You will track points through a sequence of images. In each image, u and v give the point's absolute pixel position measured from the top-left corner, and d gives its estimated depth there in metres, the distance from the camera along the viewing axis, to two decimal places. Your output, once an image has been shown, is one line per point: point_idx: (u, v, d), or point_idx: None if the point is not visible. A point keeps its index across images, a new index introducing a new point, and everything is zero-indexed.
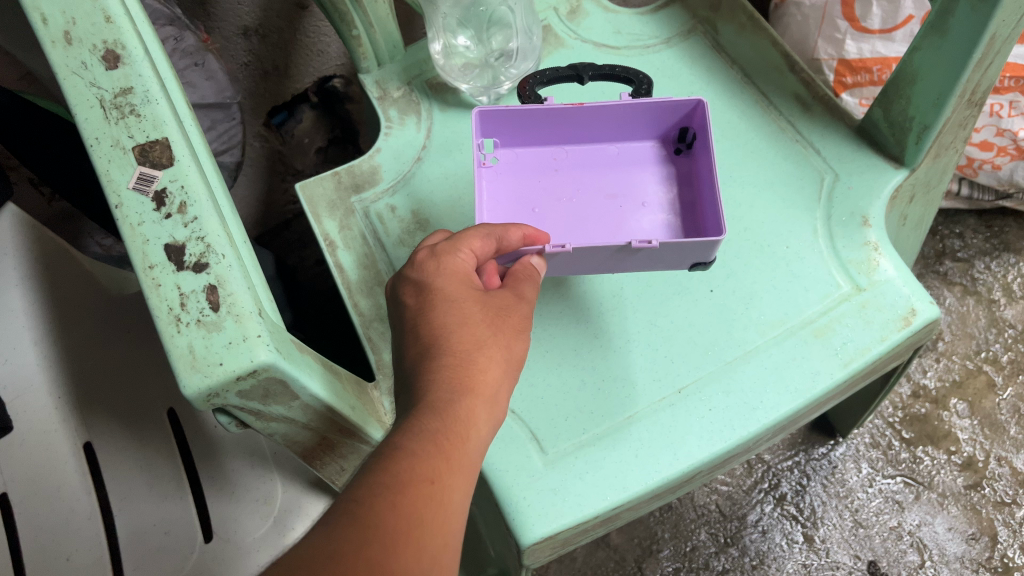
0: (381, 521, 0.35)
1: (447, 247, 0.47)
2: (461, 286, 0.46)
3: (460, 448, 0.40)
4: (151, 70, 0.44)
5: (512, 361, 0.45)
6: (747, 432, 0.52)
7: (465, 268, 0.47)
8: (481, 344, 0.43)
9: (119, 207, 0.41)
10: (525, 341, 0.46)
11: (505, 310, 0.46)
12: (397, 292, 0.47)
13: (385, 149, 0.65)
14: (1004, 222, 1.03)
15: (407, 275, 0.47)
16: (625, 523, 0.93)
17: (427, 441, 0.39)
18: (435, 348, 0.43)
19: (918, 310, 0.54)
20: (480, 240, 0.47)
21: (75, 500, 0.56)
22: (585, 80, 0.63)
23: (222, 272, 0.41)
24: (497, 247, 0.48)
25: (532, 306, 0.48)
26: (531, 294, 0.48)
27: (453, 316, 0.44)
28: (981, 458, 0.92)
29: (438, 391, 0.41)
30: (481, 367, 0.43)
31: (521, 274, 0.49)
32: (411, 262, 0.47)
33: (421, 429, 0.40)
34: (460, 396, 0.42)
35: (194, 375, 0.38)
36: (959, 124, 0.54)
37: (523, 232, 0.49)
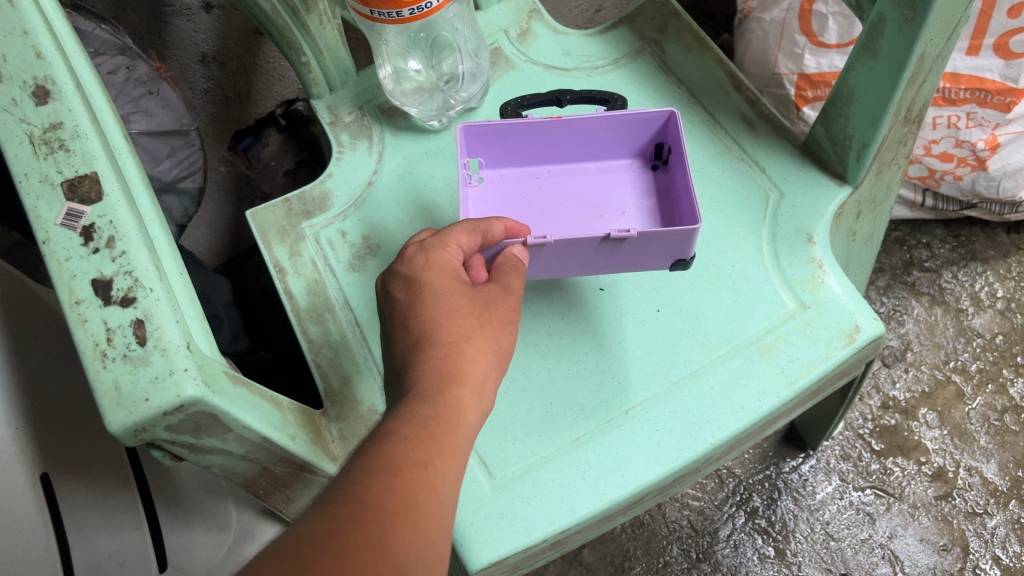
0: (380, 501, 0.35)
1: (436, 243, 0.47)
2: (450, 281, 0.46)
3: (452, 436, 0.40)
4: (81, 106, 0.45)
5: (500, 353, 0.45)
6: (695, 452, 0.52)
7: (452, 262, 0.47)
8: (469, 335, 0.44)
9: (47, 243, 0.41)
10: (512, 333, 0.46)
11: (492, 302, 0.46)
12: (388, 288, 0.47)
13: (336, 174, 0.65)
14: (970, 231, 1.04)
15: (397, 271, 0.47)
16: (597, 541, 0.93)
17: (421, 425, 0.39)
18: (427, 340, 0.44)
19: (862, 327, 0.54)
20: (466, 235, 0.48)
21: (32, 531, 0.54)
22: (564, 105, 0.62)
23: (150, 306, 0.41)
24: (481, 243, 0.49)
25: (520, 297, 0.47)
26: (517, 286, 0.47)
27: (442, 309, 0.44)
28: (951, 469, 0.92)
29: (428, 380, 0.42)
30: (470, 358, 0.43)
31: (508, 266, 0.48)
32: (401, 259, 0.48)
33: (413, 416, 0.40)
34: (449, 384, 0.42)
35: (119, 411, 0.38)
36: (899, 141, 0.55)
37: (505, 224, 0.50)
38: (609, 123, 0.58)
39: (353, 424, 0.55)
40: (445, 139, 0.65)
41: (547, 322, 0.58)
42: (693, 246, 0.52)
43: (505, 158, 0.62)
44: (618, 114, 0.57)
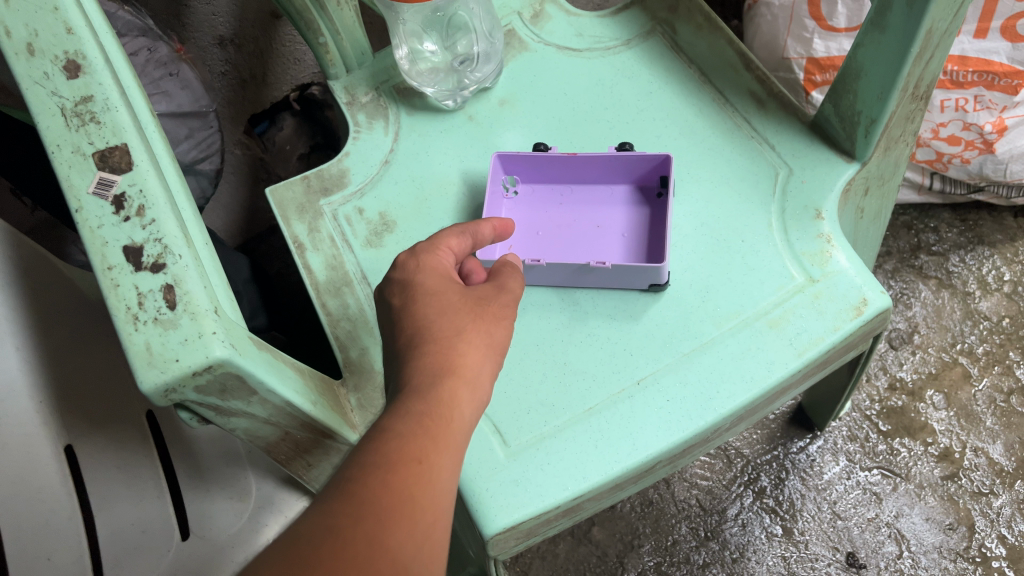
0: (374, 499, 0.36)
1: (427, 248, 0.49)
2: (441, 280, 0.47)
3: (447, 428, 0.41)
4: (111, 79, 0.46)
5: (494, 346, 0.46)
6: (703, 421, 0.53)
7: (448, 266, 0.50)
8: (461, 331, 0.45)
9: (80, 211, 0.43)
10: (506, 328, 0.47)
11: (484, 299, 0.48)
12: (383, 294, 0.49)
13: (353, 153, 0.66)
14: (978, 216, 1.05)
15: (391, 277, 0.48)
16: (607, 519, 0.94)
17: (414, 420, 0.40)
18: (422, 337, 0.45)
19: (869, 300, 0.55)
20: (456, 237, 0.51)
21: (55, 501, 0.56)
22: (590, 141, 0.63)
23: (179, 272, 0.42)
24: (472, 242, 0.52)
25: (516, 296, 0.49)
26: (515, 285, 0.50)
27: (433, 309, 0.46)
28: (957, 449, 0.93)
29: (421, 375, 0.43)
30: (463, 352, 0.44)
31: (504, 269, 0.51)
32: (394, 266, 0.49)
33: (407, 412, 0.41)
34: (443, 377, 0.43)
35: (151, 371, 0.40)
36: (906, 118, 0.56)
37: (491, 225, 0.53)
38: (619, 163, 0.61)
39: (371, 393, 0.57)
40: (459, 118, 0.67)
41: (561, 295, 0.59)
42: (666, 274, 0.56)
43: (525, 182, 0.64)
44: (627, 155, 0.59)
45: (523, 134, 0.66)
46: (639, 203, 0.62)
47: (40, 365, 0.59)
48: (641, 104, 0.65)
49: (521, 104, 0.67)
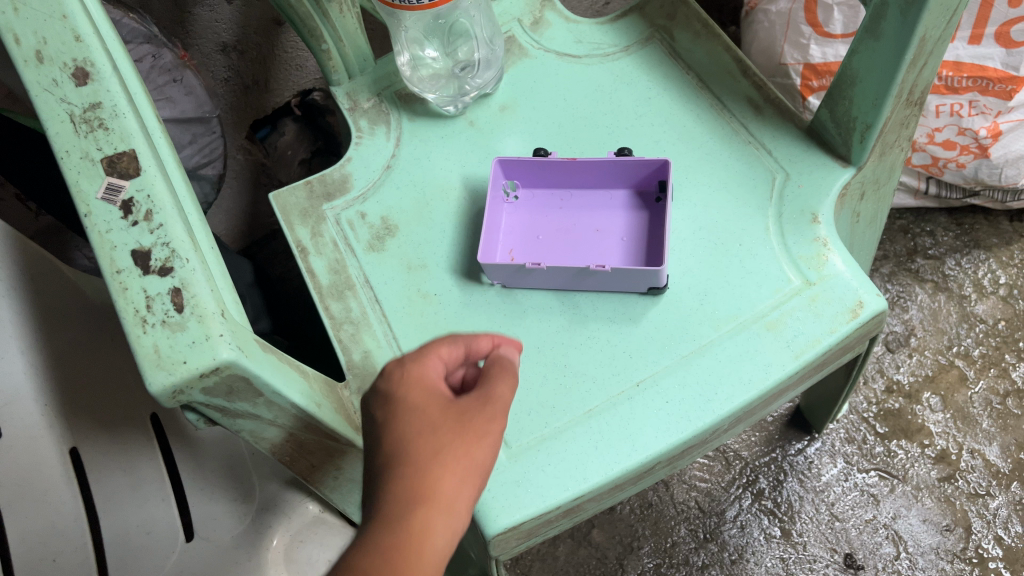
0: None
1: (413, 361, 0.44)
2: (424, 397, 0.42)
3: (417, 569, 0.36)
4: (119, 86, 0.47)
5: (481, 469, 0.40)
6: (702, 422, 0.54)
7: (438, 375, 0.44)
8: (441, 451, 0.39)
9: (89, 216, 0.44)
10: (498, 445, 0.41)
11: (473, 414, 0.41)
12: (366, 409, 0.43)
13: (356, 158, 0.67)
14: (974, 220, 1.06)
15: (372, 390, 0.43)
16: (607, 521, 0.95)
17: (376, 562, 0.35)
18: (399, 458, 0.39)
19: (865, 302, 0.55)
20: (448, 348, 0.46)
21: (61, 502, 0.57)
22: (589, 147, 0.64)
23: (186, 275, 0.43)
24: (465, 353, 0.47)
25: (507, 410, 0.43)
26: (508, 396, 0.43)
27: (412, 428, 0.40)
28: (954, 451, 0.94)
29: (394, 501, 0.38)
30: (442, 473, 0.39)
31: (498, 373, 0.44)
32: (377, 380, 0.44)
33: (372, 551, 0.36)
34: (419, 503, 0.37)
35: (159, 373, 0.41)
36: (901, 124, 0.57)
37: (493, 340, 0.48)
38: (619, 169, 0.61)
39: None
40: (460, 124, 0.68)
41: (561, 298, 0.60)
42: (665, 277, 0.57)
43: (526, 187, 0.65)
44: (625, 160, 0.60)
45: (524, 139, 0.67)
46: (638, 208, 0.63)
47: (47, 367, 0.60)
48: (640, 110, 0.66)
49: (521, 110, 0.68)
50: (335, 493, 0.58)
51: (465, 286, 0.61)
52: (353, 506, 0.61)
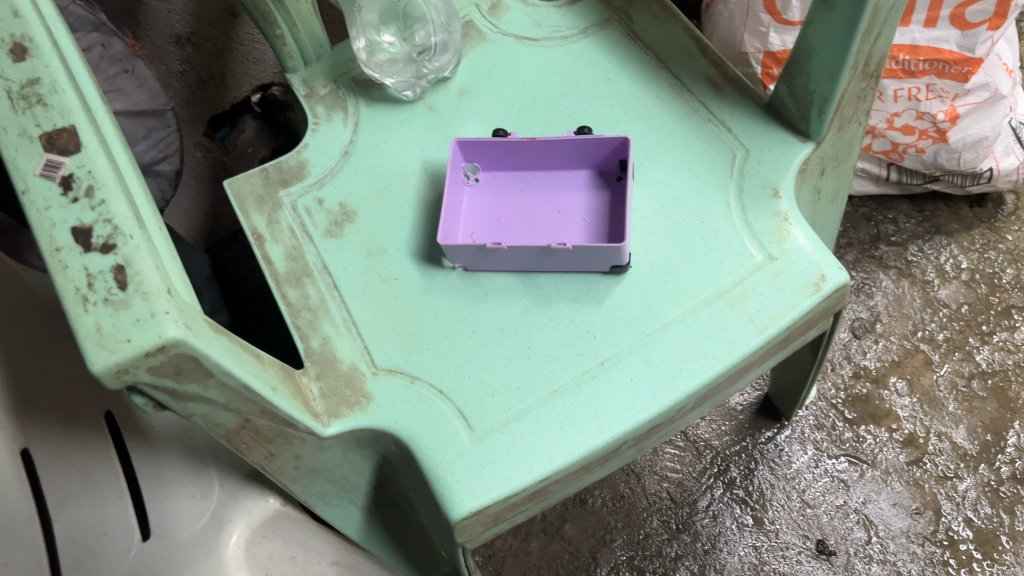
0: None
1: None
2: None
3: None
4: (58, 62, 0.45)
5: None
6: (667, 400, 0.53)
7: None
8: None
9: (26, 193, 0.42)
10: None
11: None
12: None
13: (312, 145, 0.66)
14: (934, 206, 1.07)
15: None
16: (579, 514, 0.95)
17: None
18: None
19: (827, 276, 0.55)
20: None
21: (12, 506, 0.53)
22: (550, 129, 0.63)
23: (130, 252, 0.41)
24: None
25: None
26: None
27: None
28: (921, 435, 0.94)
29: None
30: None
31: None
32: None
33: None
34: None
35: (102, 351, 0.39)
36: (858, 96, 0.57)
37: None
38: (579, 147, 0.61)
39: (334, 381, 0.56)
40: (419, 109, 0.67)
41: (523, 279, 0.59)
42: (628, 255, 0.56)
43: (486, 170, 0.64)
44: (584, 138, 0.60)
45: (483, 122, 0.66)
46: (599, 187, 0.62)
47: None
48: (599, 91, 0.66)
49: (480, 93, 0.67)
50: (295, 484, 0.57)
51: (425, 270, 0.60)
52: (314, 498, 0.60)
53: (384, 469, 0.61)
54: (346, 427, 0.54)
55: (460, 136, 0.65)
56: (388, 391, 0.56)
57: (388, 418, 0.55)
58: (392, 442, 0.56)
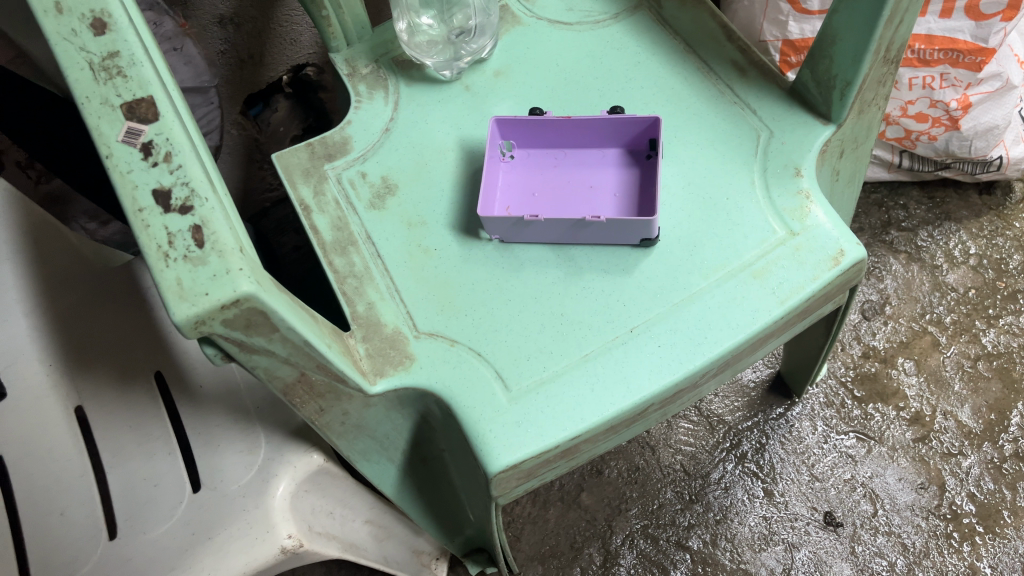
0: None
1: None
2: None
3: None
4: (135, 36, 0.48)
5: None
6: (693, 364, 0.56)
7: None
8: None
9: (110, 157, 0.45)
10: None
11: None
12: None
13: (355, 121, 0.70)
14: (944, 193, 1.10)
15: None
16: (595, 485, 0.98)
17: None
18: None
19: (845, 251, 0.58)
20: None
21: (67, 459, 0.62)
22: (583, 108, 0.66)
23: (206, 214, 0.44)
24: None
25: None
26: None
27: None
28: (928, 413, 0.98)
29: None
30: None
31: None
32: None
33: None
34: None
35: (182, 303, 0.42)
36: (878, 81, 0.60)
37: None
38: (611, 126, 0.64)
39: (379, 342, 0.60)
40: (456, 89, 0.70)
41: (557, 251, 0.62)
42: (657, 228, 0.59)
43: (521, 147, 0.68)
44: (617, 117, 0.63)
45: (518, 102, 0.69)
46: (629, 164, 0.65)
47: (40, 334, 0.65)
48: (630, 74, 0.69)
49: (514, 75, 0.71)
50: (341, 440, 0.60)
51: (463, 242, 0.64)
52: (357, 454, 0.63)
53: (423, 428, 0.64)
54: (391, 384, 0.58)
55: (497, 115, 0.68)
56: (430, 353, 0.59)
57: (430, 379, 0.58)
58: (433, 401, 0.59)
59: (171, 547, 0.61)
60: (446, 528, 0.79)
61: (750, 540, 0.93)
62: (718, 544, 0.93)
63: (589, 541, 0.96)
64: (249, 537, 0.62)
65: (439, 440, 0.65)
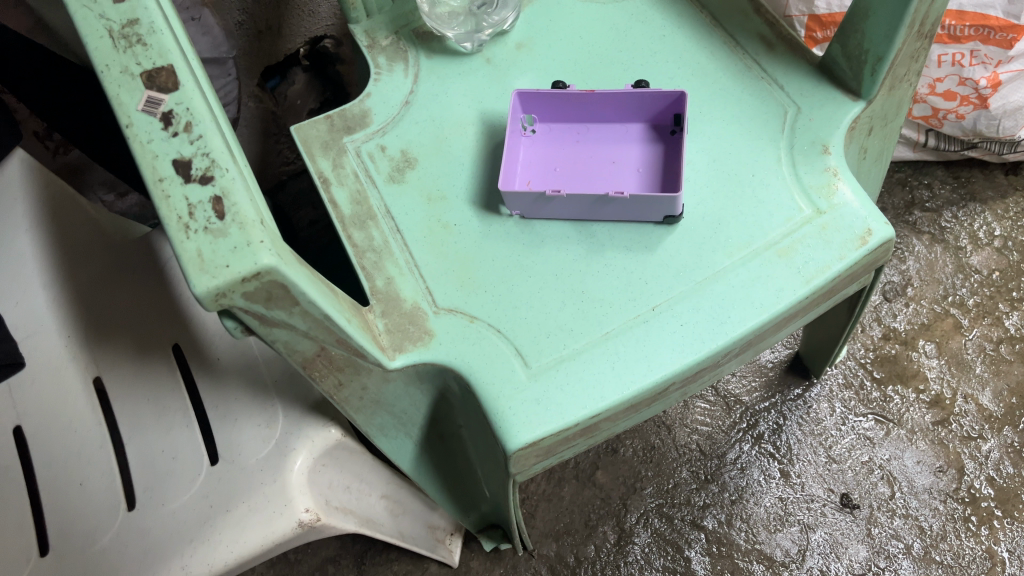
0: None
1: None
2: None
3: None
4: (156, 3, 0.47)
5: None
6: (716, 344, 0.55)
7: None
8: None
9: (130, 127, 0.44)
10: None
11: None
12: None
13: (375, 94, 0.69)
14: (970, 173, 1.09)
15: None
16: (610, 463, 0.98)
17: None
18: None
19: (873, 230, 0.57)
20: None
21: (87, 431, 0.65)
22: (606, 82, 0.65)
23: (226, 184, 0.44)
24: None
25: None
26: None
27: None
28: (948, 396, 0.97)
29: None
30: None
31: None
32: None
33: None
34: None
35: (202, 276, 0.42)
36: (911, 56, 0.59)
37: None
38: (636, 100, 0.63)
39: (398, 318, 0.59)
40: (477, 61, 0.69)
41: (578, 228, 0.61)
42: (681, 205, 0.58)
43: (543, 121, 0.67)
44: (641, 91, 0.62)
45: (540, 75, 0.68)
46: (653, 140, 0.64)
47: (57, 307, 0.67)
48: (655, 47, 0.68)
49: (537, 47, 0.69)
50: (358, 415, 0.60)
51: (483, 217, 0.63)
52: (375, 429, 0.63)
53: (441, 404, 0.64)
54: (410, 359, 0.58)
55: (518, 88, 0.67)
56: (449, 329, 0.59)
57: (450, 354, 0.58)
58: (452, 377, 0.59)
59: (190, 519, 0.61)
60: (462, 504, 0.79)
61: (765, 521, 0.93)
62: (733, 524, 0.93)
63: (604, 519, 0.96)
64: (267, 509, 0.61)
65: (458, 416, 0.64)
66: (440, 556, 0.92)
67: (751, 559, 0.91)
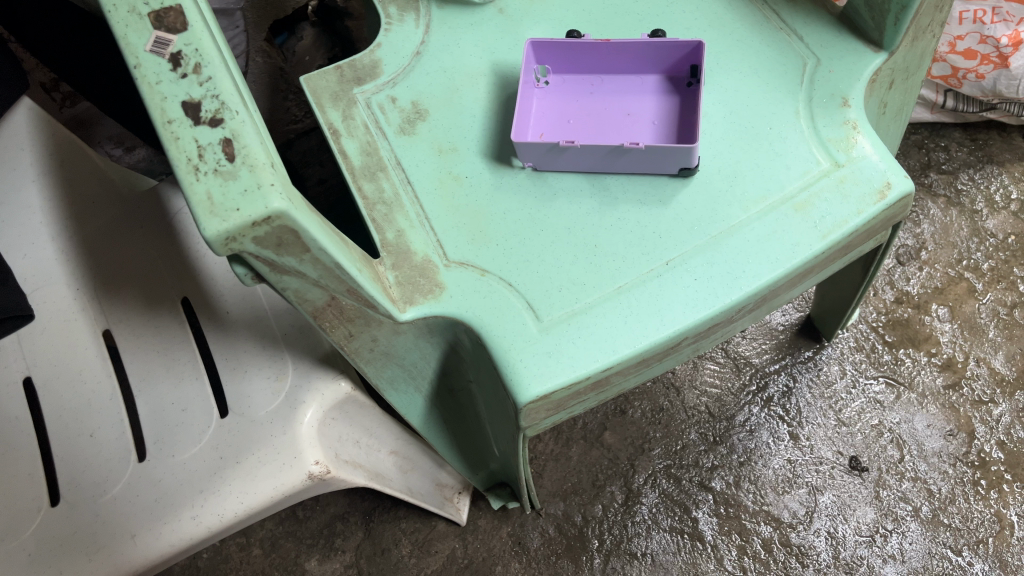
0: None
1: None
2: None
3: None
4: None
5: None
6: (730, 299, 0.54)
7: None
8: None
9: (138, 68, 0.43)
10: None
11: None
12: None
13: (385, 45, 0.68)
14: (988, 135, 1.08)
15: None
16: (619, 424, 0.98)
17: None
18: None
19: (892, 184, 0.56)
20: None
21: (96, 381, 0.65)
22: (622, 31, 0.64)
23: (237, 127, 0.43)
24: None
25: None
26: None
27: None
28: (960, 359, 0.96)
29: None
30: None
31: None
32: None
33: None
34: None
35: (212, 219, 0.41)
36: (935, 6, 0.57)
37: None
38: (653, 51, 0.62)
39: (409, 270, 0.58)
40: (489, 12, 0.68)
41: (591, 180, 0.60)
42: (697, 157, 0.57)
43: (557, 73, 0.66)
44: (659, 40, 0.61)
45: (554, 27, 0.67)
46: (669, 91, 0.63)
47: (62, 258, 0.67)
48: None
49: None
50: (369, 367, 0.60)
51: (495, 169, 0.62)
52: (385, 382, 0.63)
53: (451, 358, 0.63)
54: (420, 312, 0.57)
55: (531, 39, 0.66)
56: (460, 282, 0.58)
57: (462, 307, 0.57)
58: (463, 331, 0.58)
59: (199, 470, 0.62)
60: (471, 460, 0.80)
61: (773, 483, 0.93)
62: (741, 486, 0.93)
63: (612, 479, 0.96)
64: (276, 461, 0.61)
65: (467, 370, 0.64)
66: (448, 513, 0.92)
67: (759, 519, 0.91)
